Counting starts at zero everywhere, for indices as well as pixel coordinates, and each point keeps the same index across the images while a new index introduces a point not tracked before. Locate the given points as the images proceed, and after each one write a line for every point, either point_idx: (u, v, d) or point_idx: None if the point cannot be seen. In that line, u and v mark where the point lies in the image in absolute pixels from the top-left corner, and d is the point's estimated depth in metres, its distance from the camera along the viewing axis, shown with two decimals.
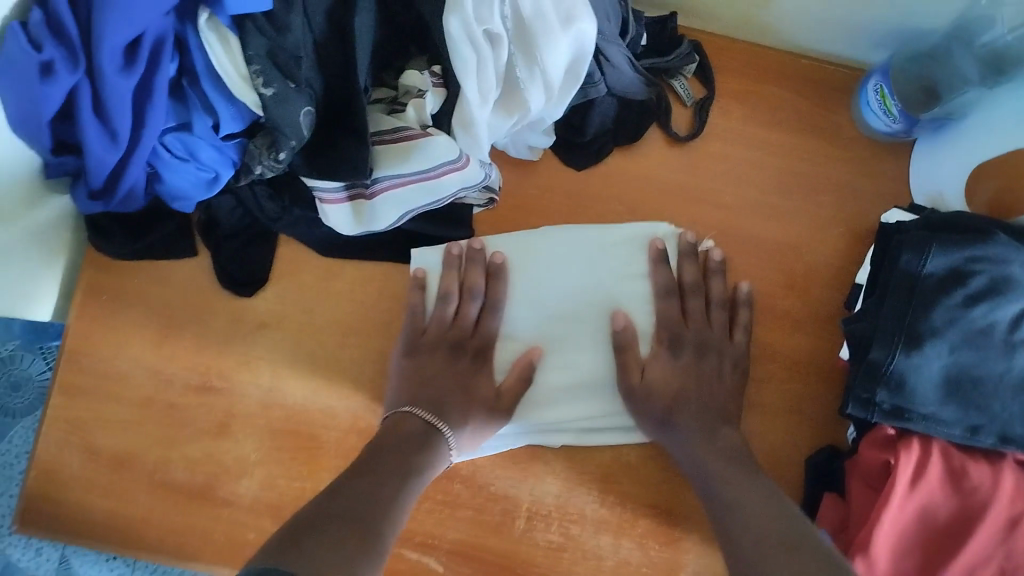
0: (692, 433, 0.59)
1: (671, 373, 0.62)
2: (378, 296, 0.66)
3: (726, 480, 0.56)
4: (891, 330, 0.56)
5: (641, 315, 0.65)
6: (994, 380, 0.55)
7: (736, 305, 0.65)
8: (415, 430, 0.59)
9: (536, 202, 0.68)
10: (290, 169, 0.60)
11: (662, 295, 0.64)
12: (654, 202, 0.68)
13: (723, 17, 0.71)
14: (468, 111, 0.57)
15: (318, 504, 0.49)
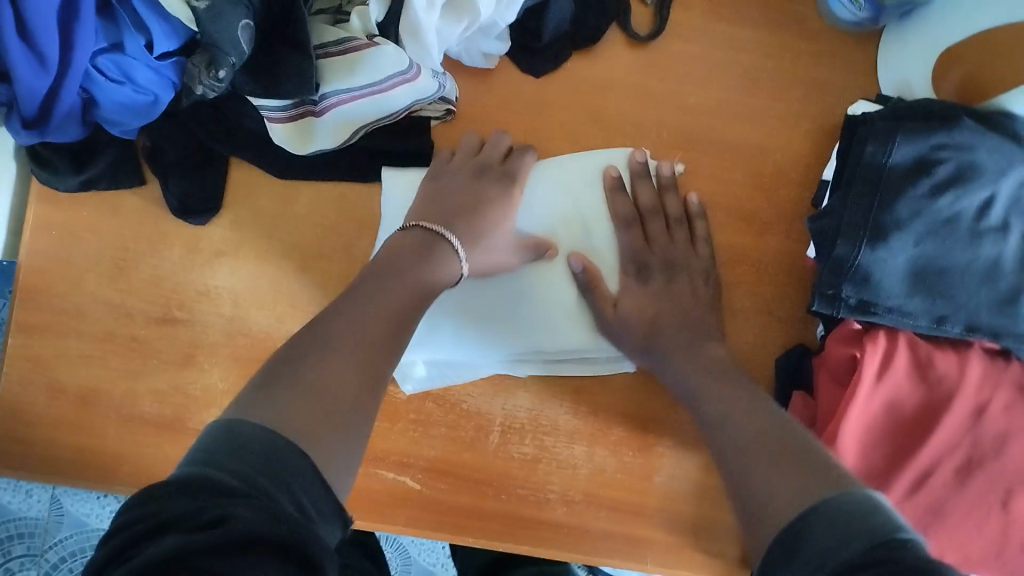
0: (673, 351, 0.61)
1: (644, 300, 0.63)
2: (338, 218, 0.64)
3: (708, 391, 0.58)
4: (857, 223, 0.55)
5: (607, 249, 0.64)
6: (960, 269, 0.55)
7: (692, 218, 0.65)
8: (415, 242, 0.59)
9: (495, 114, 0.66)
10: (233, 88, 0.58)
11: (624, 226, 0.64)
12: (618, 108, 0.66)
13: None
14: (413, 17, 0.55)
15: (297, 349, 0.49)
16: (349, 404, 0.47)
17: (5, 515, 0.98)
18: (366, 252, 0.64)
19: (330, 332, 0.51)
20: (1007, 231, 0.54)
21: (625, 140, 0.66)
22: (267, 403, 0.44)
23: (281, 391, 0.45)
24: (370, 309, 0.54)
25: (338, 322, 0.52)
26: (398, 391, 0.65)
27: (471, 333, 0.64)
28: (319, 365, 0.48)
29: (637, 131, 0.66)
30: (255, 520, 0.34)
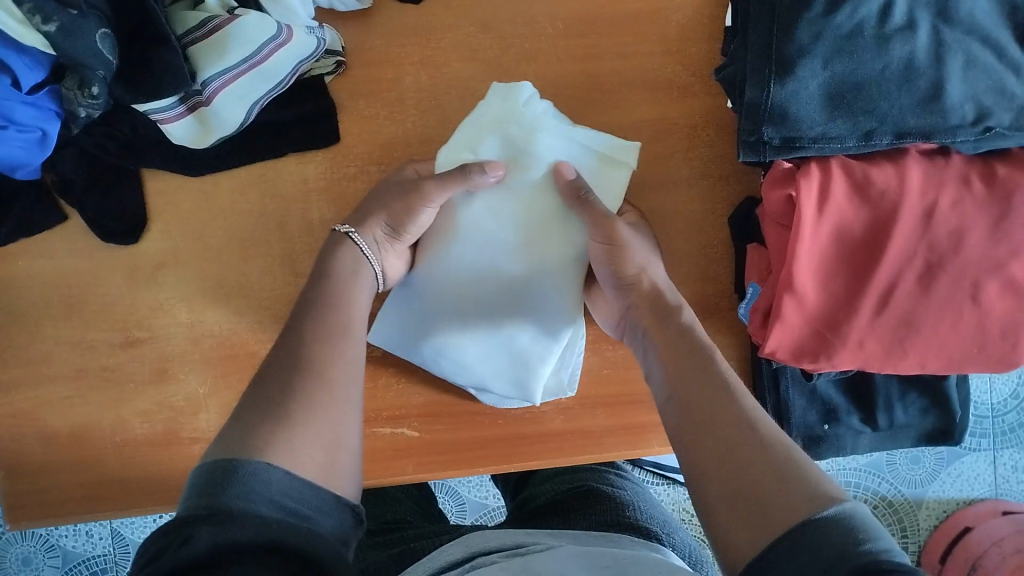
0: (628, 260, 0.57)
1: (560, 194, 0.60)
2: (263, 200, 0.64)
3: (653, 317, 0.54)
4: (762, 63, 0.54)
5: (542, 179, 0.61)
6: (875, 80, 0.54)
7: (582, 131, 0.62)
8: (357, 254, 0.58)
9: (386, 52, 0.64)
10: (114, 101, 0.57)
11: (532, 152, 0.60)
12: (506, 12, 0.64)
13: None
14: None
15: (265, 375, 0.48)
16: (342, 420, 0.47)
17: (75, 559, 1.02)
18: (300, 224, 0.64)
19: (293, 352, 0.49)
20: (911, 29, 0.53)
21: (524, 42, 0.64)
22: (245, 433, 0.43)
23: (267, 418, 0.44)
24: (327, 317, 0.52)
25: (296, 337, 0.50)
26: (373, 349, 0.66)
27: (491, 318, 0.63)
28: (298, 390, 0.47)
29: (533, 30, 0.64)
30: (219, 544, 0.35)
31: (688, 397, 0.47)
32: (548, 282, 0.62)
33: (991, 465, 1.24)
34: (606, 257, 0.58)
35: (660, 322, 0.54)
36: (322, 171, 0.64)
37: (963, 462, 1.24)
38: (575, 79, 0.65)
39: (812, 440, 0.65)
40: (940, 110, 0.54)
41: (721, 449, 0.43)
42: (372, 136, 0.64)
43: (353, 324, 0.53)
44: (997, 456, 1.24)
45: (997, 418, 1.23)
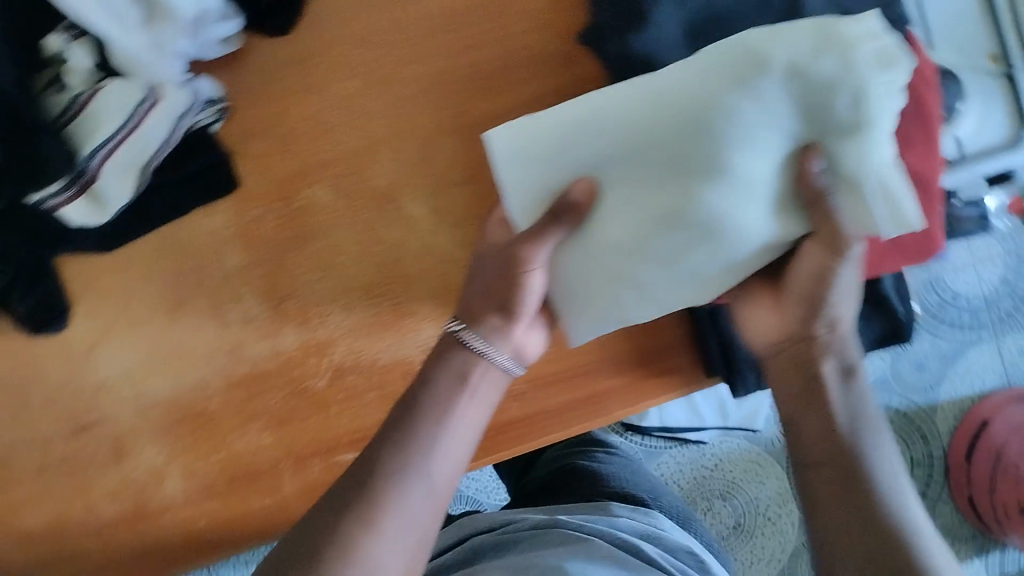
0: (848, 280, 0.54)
1: (820, 259, 0.52)
2: (179, 260, 0.64)
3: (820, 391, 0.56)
4: (615, 18, 0.55)
5: (759, 167, 0.49)
6: (730, 9, 0.54)
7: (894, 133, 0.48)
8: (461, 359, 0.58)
9: (264, 89, 0.64)
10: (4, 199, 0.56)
11: (806, 121, 0.48)
12: (374, 23, 0.64)
13: None
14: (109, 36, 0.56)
15: (341, 498, 0.50)
16: (423, 547, 0.52)
17: None
18: (219, 277, 0.64)
19: (376, 466, 0.52)
20: None
21: (399, 49, 0.64)
22: (312, 544, 0.48)
23: (350, 522, 0.49)
24: (421, 431, 0.54)
25: (392, 452, 0.53)
26: (319, 381, 0.65)
27: (613, 271, 0.54)
28: (395, 523, 0.50)
29: (403, 34, 0.64)
30: None
31: (827, 435, 0.54)
32: (708, 259, 0.52)
33: (997, 353, 1.31)
34: (819, 271, 0.53)
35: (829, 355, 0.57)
36: (229, 220, 0.64)
37: (968, 358, 1.30)
38: (459, 72, 0.63)
39: (764, 368, 0.66)
40: None
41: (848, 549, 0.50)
42: (268, 173, 0.64)
43: (457, 433, 0.56)
44: (1001, 345, 1.30)
45: (991, 308, 1.30)
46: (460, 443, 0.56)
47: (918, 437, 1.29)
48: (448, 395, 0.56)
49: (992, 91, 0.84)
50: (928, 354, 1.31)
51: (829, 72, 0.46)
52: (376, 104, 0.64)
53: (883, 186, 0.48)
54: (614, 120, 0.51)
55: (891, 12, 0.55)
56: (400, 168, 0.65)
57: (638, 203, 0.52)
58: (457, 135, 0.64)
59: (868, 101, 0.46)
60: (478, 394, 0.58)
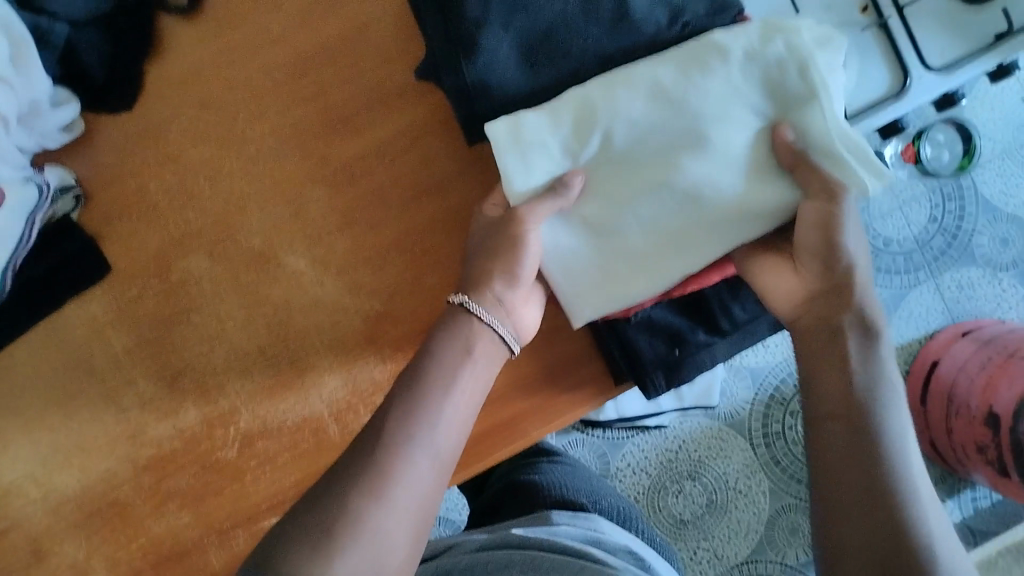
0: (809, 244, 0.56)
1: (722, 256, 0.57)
2: (66, 351, 0.63)
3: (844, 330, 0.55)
4: (449, 47, 0.55)
5: (696, 172, 0.55)
6: (560, 22, 0.55)
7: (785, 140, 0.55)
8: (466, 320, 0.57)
9: (121, 168, 0.64)
10: None
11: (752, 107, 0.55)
12: (221, 85, 0.64)
13: None
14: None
15: (352, 468, 0.48)
16: (425, 516, 0.50)
17: None
18: (109, 362, 0.64)
19: (384, 438, 0.50)
20: None
21: (249, 106, 0.64)
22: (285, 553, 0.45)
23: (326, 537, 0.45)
24: (426, 397, 0.53)
25: (399, 419, 0.51)
26: (228, 451, 0.64)
27: (623, 239, 0.58)
28: (404, 496, 0.48)
29: (252, 90, 0.64)
30: None
31: (838, 394, 0.54)
32: (691, 234, 0.56)
33: (937, 292, 1.27)
34: (824, 220, 0.54)
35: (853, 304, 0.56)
36: (106, 305, 0.64)
37: (909, 301, 1.27)
38: (312, 117, 0.65)
39: (671, 367, 0.65)
40: (630, 26, 0.56)
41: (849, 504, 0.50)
42: (141, 251, 0.64)
43: (461, 390, 0.54)
44: (939, 283, 1.27)
45: (924, 249, 1.27)
46: (465, 401, 0.55)
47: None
48: (444, 358, 0.55)
49: (866, 44, 0.80)
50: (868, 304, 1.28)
51: (779, 53, 0.54)
52: (237, 164, 0.64)
53: (854, 149, 0.53)
54: (622, 112, 0.55)
55: (719, 1, 0.57)
56: (272, 223, 0.64)
57: (616, 207, 0.57)
58: (323, 182, 0.65)
59: (814, 68, 0.53)
60: (484, 354, 0.56)
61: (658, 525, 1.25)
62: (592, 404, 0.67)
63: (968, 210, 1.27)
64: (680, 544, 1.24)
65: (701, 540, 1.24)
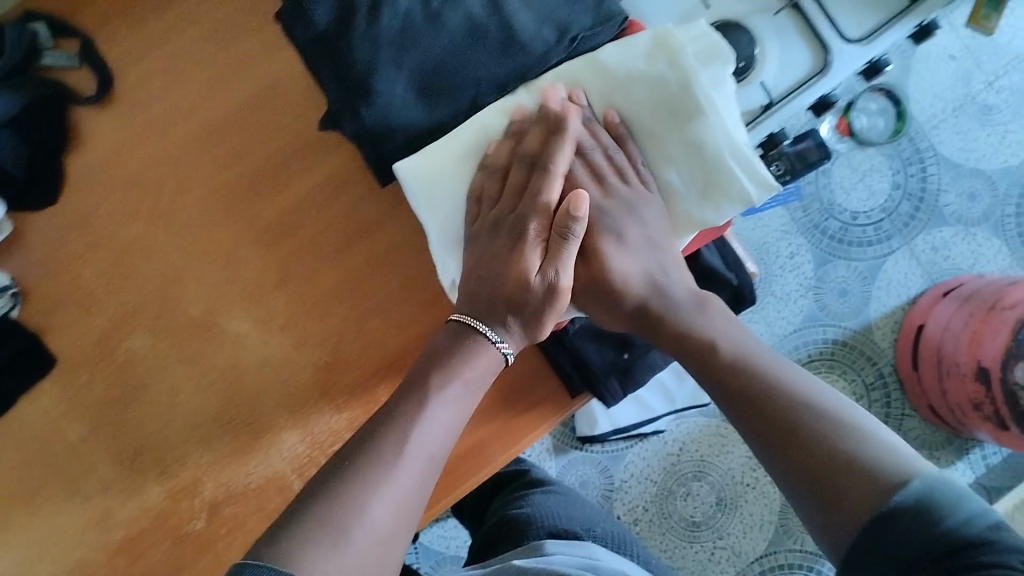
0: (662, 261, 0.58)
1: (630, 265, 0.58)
2: (23, 447, 0.64)
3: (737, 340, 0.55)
4: (345, 96, 0.56)
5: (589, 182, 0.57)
6: (450, 54, 0.56)
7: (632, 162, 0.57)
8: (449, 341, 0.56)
9: (54, 261, 0.65)
10: None
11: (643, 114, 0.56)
12: (140, 166, 0.66)
13: None
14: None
15: (312, 494, 0.47)
16: (395, 543, 0.47)
17: None
18: (67, 451, 0.64)
19: (367, 450, 0.49)
20: None
21: (171, 182, 0.66)
22: (273, 541, 0.44)
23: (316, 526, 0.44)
24: (384, 441, 0.49)
25: (361, 449, 0.49)
26: (197, 522, 0.64)
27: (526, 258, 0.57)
28: (379, 505, 0.46)
29: (171, 165, 0.66)
30: None
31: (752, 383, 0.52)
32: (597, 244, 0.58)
33: (913, 257, 1.26)
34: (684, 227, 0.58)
35: (699, 349, 0.55)
36: (57, 395, 0.64)
37: (886, 270, 1.26)
38: (233, 181, 0.66)
39: (623, 371, 0.67)
40: (520, 47, 0.56)
41: (806, 462, 0.46)
42: (85, 337, 0.65)
43: (452, 404, 0.53)
44: (913, 248, 1.26)
45: (892, 216, 1.26)
46: (454, 415, 0.53)
47: (864, 361, 1.26)
48: (405, 403, 0.52)
49: (782, 29, 0.76)
50: (848, 278, 1.26)
51: (668, 65, 0.55)
52: (166, 237, 0.65)
53: (736, 155, 0.55)
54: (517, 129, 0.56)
55: (602, 11, 0.57)
56: (209, 291, 0.65)
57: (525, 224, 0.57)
58: (252, 244, 0.65)
59: (701, 80, 0.54)
60: (451, 395, 0.53)
61: (670, 531, 1.24)
62: (553, 420, 0.67)
63: (930, 170, 1.26)
64: (696, 547, 1.23)
65: (716, 540, 1.23)
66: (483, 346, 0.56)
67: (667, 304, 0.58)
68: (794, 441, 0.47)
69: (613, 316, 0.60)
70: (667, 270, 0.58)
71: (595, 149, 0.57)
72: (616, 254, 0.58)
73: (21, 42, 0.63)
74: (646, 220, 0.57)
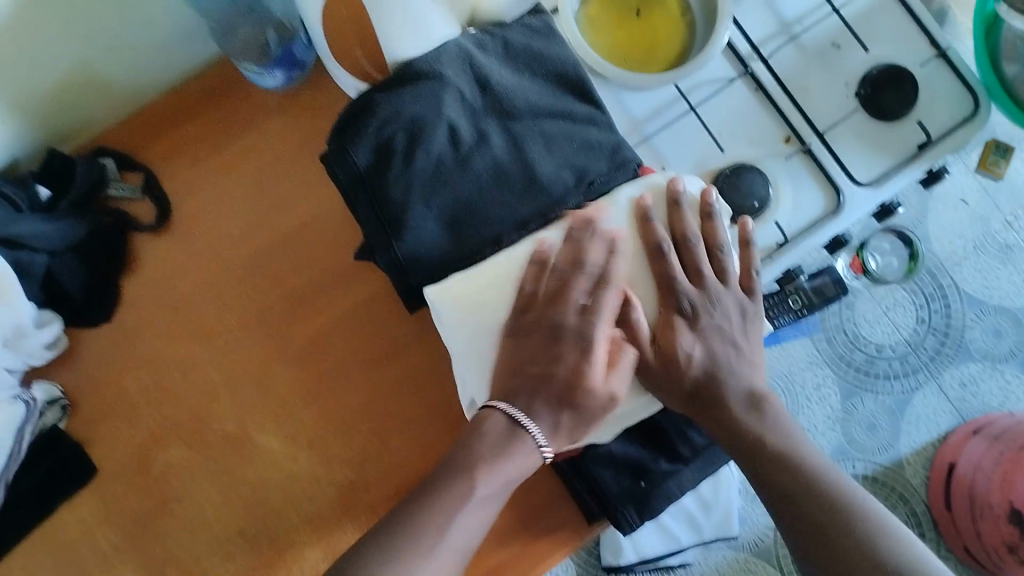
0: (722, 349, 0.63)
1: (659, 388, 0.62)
2: (55, 554, 0.66)
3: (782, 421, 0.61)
4: (381, 231, 0.61)
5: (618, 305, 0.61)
6: (477, 194, 0.61)
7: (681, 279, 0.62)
8: (497, 428, 0.59)
9: (101, 376, 0.69)
10: None
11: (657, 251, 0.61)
12: (189, 289, 0.71)
13: (103, 117, 0.73)
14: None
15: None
16: None
17: None
18: (96, 560, 0.66)
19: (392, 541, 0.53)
20: (481, 141, 0.62)
21: (216, 304, 0.71)
22: None
23: None
24: (421, 535, 0.54)
25: (386, 538, 0.54)
26: None
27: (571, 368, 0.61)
28: None
29: (217, 288, 0.71)
30: None
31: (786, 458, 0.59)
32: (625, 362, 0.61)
33: (941, 393, 1.26)
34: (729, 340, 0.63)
35: (746, 439, 0.60)
36: (92, 503, 0.67)
37: (914, 405, 1.26)
38: (273, 304, 0.70)
39: (640, 500, 0.65)
40: (541, 188, 0.62)
41: (837, 558, 0.53)
42: (123, 449, 0.68)
43: (482, 500, 0.57)
44: (941, 383, 1.26)
45: (917, 350, 1.27)
46: (484, 507, 0.57)
47: (896, 499, 1.24)
48: (444, 498, 0.56)
49: (795, 171, 0.78)
50: (876, 412, 1.26)
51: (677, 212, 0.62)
52: (207, 355, 0.70)
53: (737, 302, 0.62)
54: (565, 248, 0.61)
55: (618, 157, 0.63)
56: (245, 407, 0.69)
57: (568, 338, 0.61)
58: (287, 363, 0.69)
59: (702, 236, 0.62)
60: (485, 492, 0.57)
61: None
62: (569, 545, 0.68)
63: (953, 306, 1.27)
64: None
65: None
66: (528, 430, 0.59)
67: (722, 392, 0.62)
68: (826, 532, 0.55)
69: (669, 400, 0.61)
70: (732, 366, 0.63)
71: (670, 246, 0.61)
72: (689, 335, 0.62)
73: (91, 174, 0.69)
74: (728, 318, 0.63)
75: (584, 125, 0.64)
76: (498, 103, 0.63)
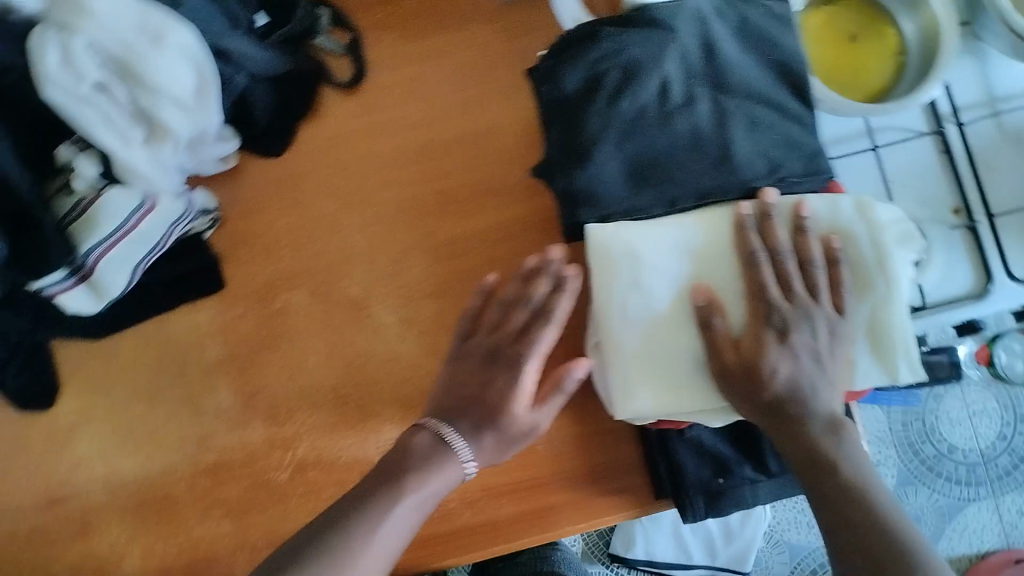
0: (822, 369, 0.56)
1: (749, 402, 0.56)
2: (161, 349, 0.70)
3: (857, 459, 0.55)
4: (566, 157, 0.62)
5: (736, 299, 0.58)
6: (669, 151, 0.61)
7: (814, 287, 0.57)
8: (424, 444, 0.63)
9: (254, 204, 0.72)
10: (10, 282, 0.63)
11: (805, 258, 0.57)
12: (359, 153, 0.73)
13: None
14: (116, 156, 0.61)
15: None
16: None
17: None
18: (197, 366, 0.69)
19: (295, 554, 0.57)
20: (689, 103, 0.61)
21: (378, 175, 0.73)
22: None
23: None
24: (351, 532, 0.57)
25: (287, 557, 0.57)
26: (280, 472, 0.67)
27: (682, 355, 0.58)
28: None
29: (384, 161, 0.73)
30: None
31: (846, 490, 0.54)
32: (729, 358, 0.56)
33: (996, 513, 1.23)
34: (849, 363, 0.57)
35: (820, 463, 0.55)
36: (211, 314, 0.70)
37: (965, 515, 1.23)
38: (430, 194, 0.72)
39: (712, 495, 0.66)
40: (733, 167, 0.60)
41: None
42: (253, 276, 0.71)
43: (427, 497, 0.60)
44: (1000, 504, 1.23)
45: (988, 464, 1.23)
46: (429, 501, 0.61)
47: None
48: (373, 502, 0.59)
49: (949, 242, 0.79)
50: (925, 508, 1.23)
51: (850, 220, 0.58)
52: (356, 219, 0.72)
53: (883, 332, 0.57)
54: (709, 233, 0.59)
55: (813, 164, 0.62)
56: (374, 278, 0.71)
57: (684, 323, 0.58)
58: (425, 251, 0.71)
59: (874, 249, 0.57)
60: (422, 496, 0.60)
61: None
62: (626, 512, 0.68)
63: None
64: None
65: None
66: (456, 444, 0.63)
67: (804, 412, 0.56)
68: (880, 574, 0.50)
69: (746, 410, 0.56)
70: (822, 390, 0.56)
71: (787, 256, 0.58)
72: (777, 348, 0.56)
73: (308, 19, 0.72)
74: (818, 332, 0.56)
75: (790, 122, 0.62)
76: (717, 73, 0.61)
